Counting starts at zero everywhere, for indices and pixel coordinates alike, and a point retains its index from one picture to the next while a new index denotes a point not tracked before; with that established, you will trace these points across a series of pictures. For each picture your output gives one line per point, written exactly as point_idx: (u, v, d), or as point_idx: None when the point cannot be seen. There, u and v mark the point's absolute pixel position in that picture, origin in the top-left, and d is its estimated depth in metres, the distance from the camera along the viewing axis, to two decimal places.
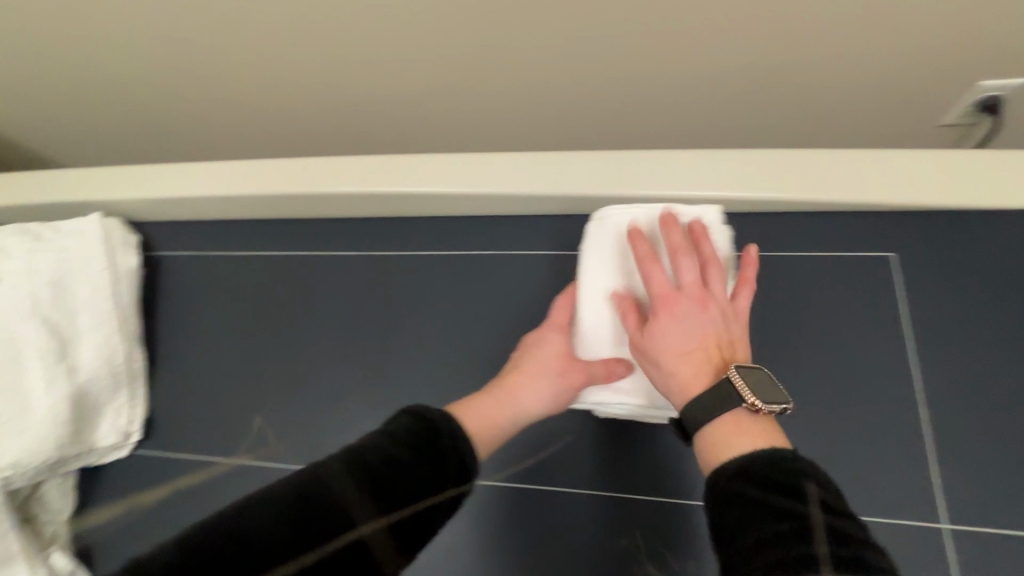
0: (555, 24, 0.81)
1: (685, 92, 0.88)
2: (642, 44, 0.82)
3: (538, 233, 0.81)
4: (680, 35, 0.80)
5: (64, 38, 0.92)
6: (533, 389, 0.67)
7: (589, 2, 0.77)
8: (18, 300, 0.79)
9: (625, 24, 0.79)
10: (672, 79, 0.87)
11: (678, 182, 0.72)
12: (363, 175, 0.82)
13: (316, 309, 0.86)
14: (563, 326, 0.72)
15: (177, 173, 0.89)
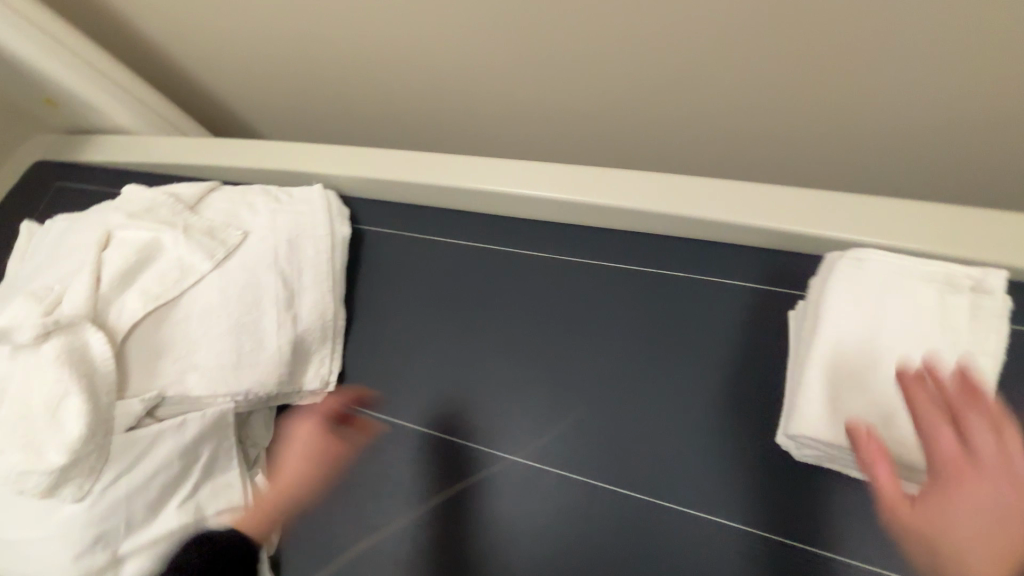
0: (808, 50, 0.73)
1: (941, 137, 0.78)
2: (907, 80, 0.72)
3: (755, 271, 0.73)
4: (959, 74, 0.69)
5: (304, 24, 1.00)
6: None
7: (857, 31, 0.69)
8: (261, 248, 0.83)
9: (893, 56, 0.70)
10: (929, 121, 0.76)
11: (952, 238, 0.61)
12: (574, 182, 0.79)
13: (491, 303, 0.85)
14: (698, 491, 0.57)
15: (387, 155, 0.93)
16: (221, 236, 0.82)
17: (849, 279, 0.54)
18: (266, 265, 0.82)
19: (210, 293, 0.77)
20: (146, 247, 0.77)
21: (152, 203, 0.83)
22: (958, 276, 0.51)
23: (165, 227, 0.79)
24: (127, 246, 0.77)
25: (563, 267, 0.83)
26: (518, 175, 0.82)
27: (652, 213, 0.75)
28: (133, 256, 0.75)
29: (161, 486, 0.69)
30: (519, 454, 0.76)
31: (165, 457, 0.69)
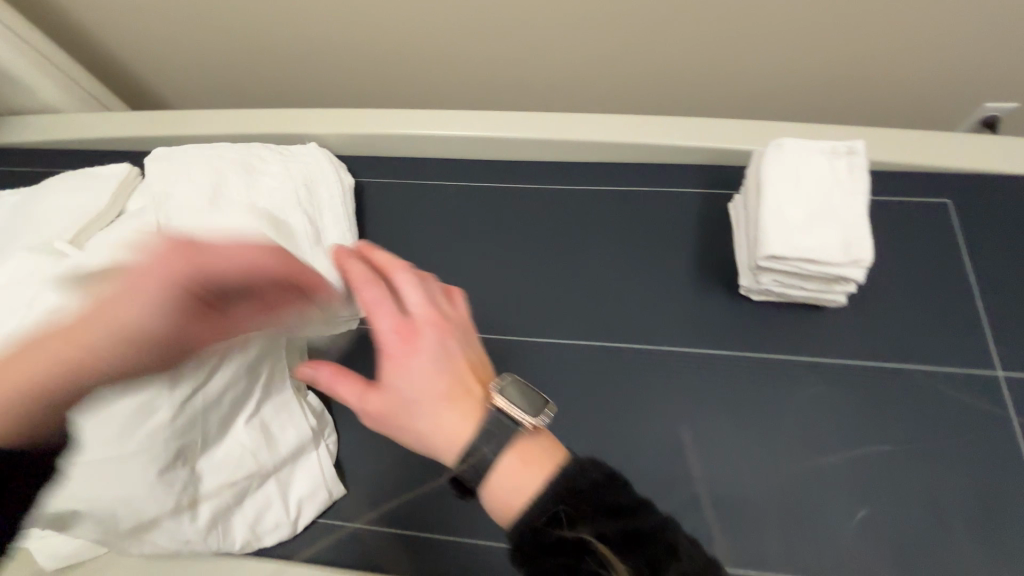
0: (707, 26, 1.02)
1: (790, 89, 1.11)
2: (771, 46, 1.03)
3: (698, 179, 0.97)
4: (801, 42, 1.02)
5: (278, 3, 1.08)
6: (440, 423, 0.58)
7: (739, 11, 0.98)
8: (284, 190, 0.89)
9: (763, 28, 1.01)
10: (782, 79, 1.10)
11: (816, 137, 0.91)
12: (552, 123, 0.98)
13: (489, 226, 1.00)
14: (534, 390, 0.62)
15: (379, 114, 1.04)
16: (245, 182, 0.88)
17: (776, 154, 0.79)
18: (293, 204, 0.88)
19: (248, 226, 0.82)
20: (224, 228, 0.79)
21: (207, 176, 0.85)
22: (839, 146, 0.79)
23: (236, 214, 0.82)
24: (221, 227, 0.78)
25: (545, 193, 1.01)
26: (505, 123, 1.00)
27: (616, 143, 0.97)
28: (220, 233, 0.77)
29: (231, 400, 0.73)
30: (543, 342, 0.89)
31: (234, 371, 0.72)
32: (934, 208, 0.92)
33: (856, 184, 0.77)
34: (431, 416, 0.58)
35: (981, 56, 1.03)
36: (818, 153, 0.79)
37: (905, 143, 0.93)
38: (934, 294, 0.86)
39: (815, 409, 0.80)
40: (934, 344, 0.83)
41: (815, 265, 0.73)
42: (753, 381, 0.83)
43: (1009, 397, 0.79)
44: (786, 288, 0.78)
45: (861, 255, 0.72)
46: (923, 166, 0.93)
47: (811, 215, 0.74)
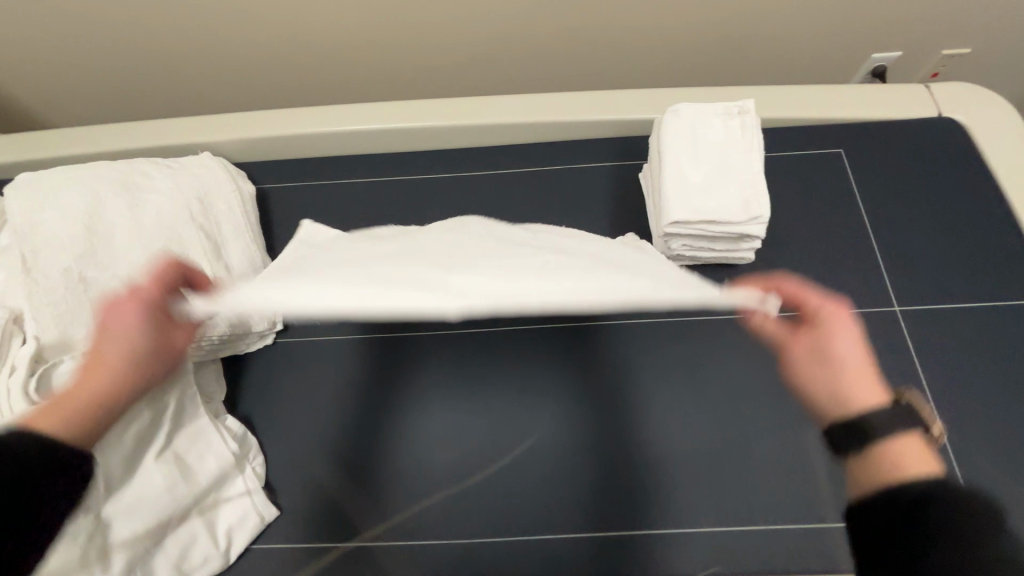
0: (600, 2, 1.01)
1: (689, 53, 1.14)
2: (663, 14, 1.05)
3: (607, 152, 0.98)
4: (691, 9, 1.04)
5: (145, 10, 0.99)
6: (847, 353, 0.59)
7: None
8: (173, 205, 0.83)
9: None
10: (680, 44, 1.12)
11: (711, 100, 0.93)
12: (456, 111, 0.97)
13: (405, 220, 0.97)
14: (845, 365, 0.58)
15: (276, 115, 0.99)
16: (125, 199, 0.81)
17: (673, 121, 0.80)
18: (185, 219, 0.82)
19: (134, 249, 0.76)
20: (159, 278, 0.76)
21: (83, 200, 0.78)
22: (730, 107, 0.80)
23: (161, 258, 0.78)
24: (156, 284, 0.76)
25: (459, 179, 0.99)
26: (412, 112, 0.98)
27: (525, 122, 0.96)
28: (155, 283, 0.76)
29: (134, 438, 0.68)
30: (470, 331, 0.87)
31: (133, 406, 0.68)
32: (826, 157, 0.96)
33: (747, 143, 0.79)
34: (852, 386, 0.57)
35: (856, 10, 1.09)
36: (712, 116, 0.80)
37: (797, 99, 0.97)
38: (833, 239, 0.91)
39: (739, 358, 0.82)
40: (836, 286, 0.87)
41: (716, 226, 0.75)
42: (677, 343, 0.84)
43: (905, 327, 0.84)
44: (696, 253, 0.81)
45: (759, 212, 0.74)
46: (813, 119, 0.97)
47: (707, 178, 0.76)
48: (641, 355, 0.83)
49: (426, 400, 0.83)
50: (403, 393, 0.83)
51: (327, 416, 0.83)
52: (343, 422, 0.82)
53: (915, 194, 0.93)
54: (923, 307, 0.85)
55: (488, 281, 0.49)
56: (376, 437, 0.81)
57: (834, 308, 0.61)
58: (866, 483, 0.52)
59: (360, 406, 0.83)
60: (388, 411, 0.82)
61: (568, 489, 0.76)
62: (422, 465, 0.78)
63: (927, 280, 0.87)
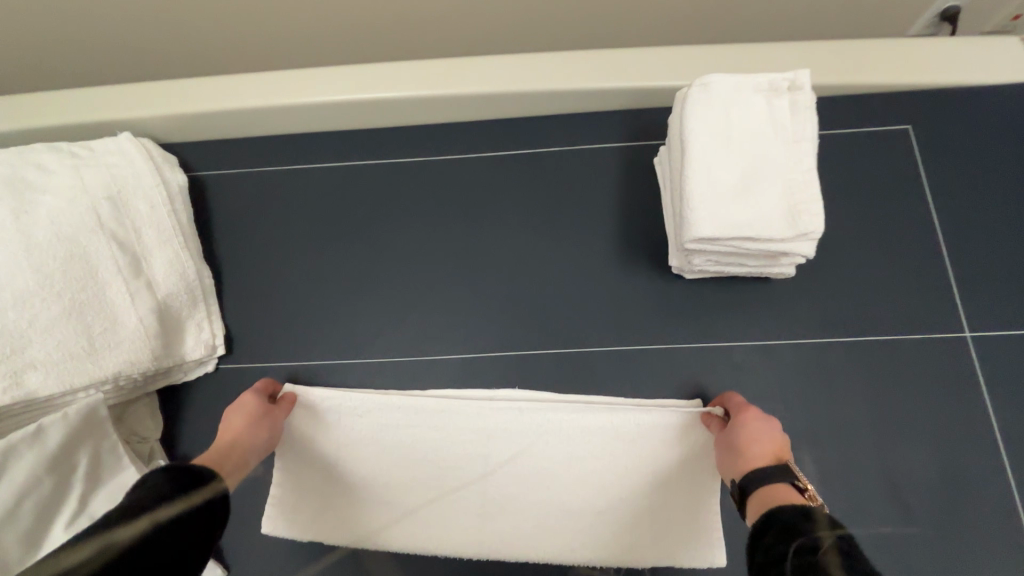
0: None
1: None
2: None
3: (618, 130, 0.79)
4: None
5: None
6: (761, 431, 0.59)
7: None
8: (74, 210, 0.67)
9: None
10: None
11: (750, 65, 0.73)
12: (427, 77, 0.77)
13: (371, 215, 0.81)
14: (755, 436, 0.59)
15: (206, 84, 0.80)
16: (10, 206, 0.65)
17: (700, 100, 0.61)
18: (91, 229, 0.67)
19: (21, 274, 0.62)
20: (56, 308, 0.62)
21: None
22: (778, 80, 0.60)
23: (57, 283, 0.63)
24: (51, 317, 0.62)
25: (435, 164, 0.81)
26: (372, 80, 0.77)
27: (516, 94, 0.77)
28: (50, 315, 0.62)
29: (34, 511, 0.57)
30: (450, 357, 0.74)
31: (28, 475, 0.57)
32: (891, 137, 0.77)
33: (796, 132, 0.60)
34: (752, 446, 0.58)
35: None
36: (753, 94, 0.61)
37: (863, 59, 0.75)
38: (894, 243, 0.74)
39: (766, 395, 0.70)
40: (893, 304, 0.72)
41: (752, 244, 0.59)
42: (693, 374, 0.71)
43: (975, 357, 0.69)
44: (723, 268, 0.65)
45: (810, 229, 0.57)
46: (883, 85, 0.76)
47: (744, 180, 0.59)
48: (649, 388, 0.71)
49: (416, 413, 0.71)
50: (392, 405, 0.72)
51: (304, 437, 0.73)
52: (328, 436, 0.72)
53: (1002, 185, 0.74)
54: (999, 333, 0.70)
55: (491, 514, 0.70)
56: (367, 452, 0.72)
57: (750, 406, 0.63)
58: (759, 505, 0.52)
59: (346, 418, 0.72)
60: (388, 431, 0.71)
61: (579, 513, 0.68)
62: (419, 482, 0.71)
63: (1008, 299, 0.71)
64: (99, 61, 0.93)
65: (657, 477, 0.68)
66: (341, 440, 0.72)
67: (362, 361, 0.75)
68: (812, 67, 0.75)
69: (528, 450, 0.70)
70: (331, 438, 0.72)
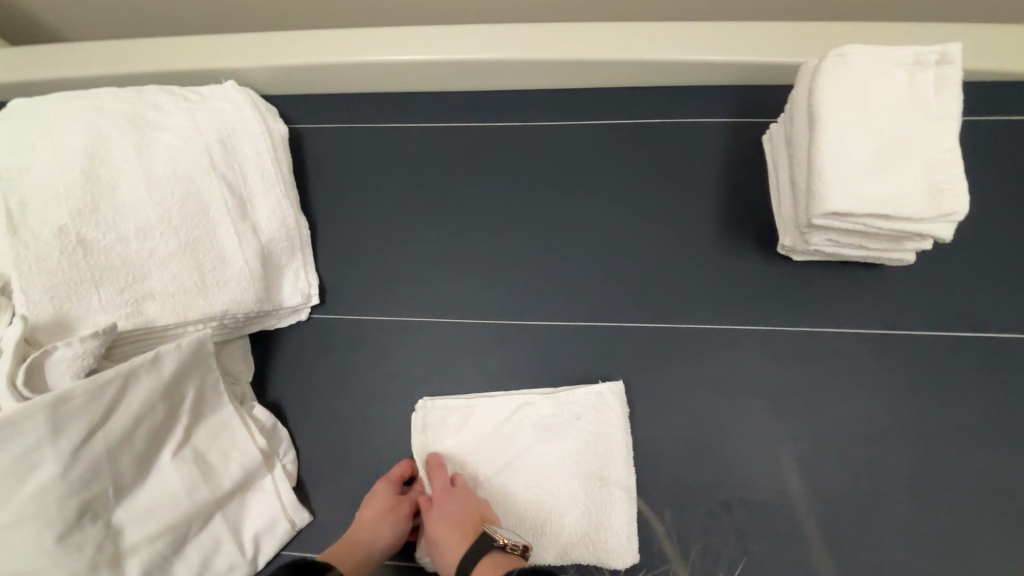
0: None
1: None
2: None
3: (723, 105, 0.77)
4: None
5: None
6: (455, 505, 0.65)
7: None
8: (190, 150, 0.68)
9: None
10: None
11: (876, 42, 0.70)
12: (533, 40, 0.76)
13: (464, 178, 0.80)
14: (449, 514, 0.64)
15: (311, 37, 0.80)
16: (132, 140, 0.66)
17: (836, 70, 0.59)
18: (204, 169, 0.68)
19: (142, 207, 0.63)
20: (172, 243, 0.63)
21: (85, 140, 0.64)
22: (925, 54, 0.57)
23: (174, 218, 0.64)
24: (169, 251, 0.63)
25: (531, 129, 0.80)
26: (476, 41, 0.77)
27: (623, 62, 0.75)
28: (168, 248, 0.63)
29: (148, 436, 0.58)
30: (538, 324, 0.73)
31: (145, 401, 0.58)
32: (1019, 128, 0.73)
33: (939, 109, 0.57)
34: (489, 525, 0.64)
35: None
36: (895, 66, 0.58)
37: (996, 43, 0.71)
38: (1016, 239, 0.70)
39: (871, 387, 0.67)
40: (1011, 302, 0.68)
41: (885, 223, 0.56)
42: (791, 358, 0.69)
43: None
44: (839, 250, 0.63)
45: (953, 209, 0.54)
46: (1017, 73, 0.72)
47: (881, 156, 0.56)
48: (742, 369, 0.69)
49: (515, 412, 0.69)
50: (492, 403, 0.70)
51: (391, 390, 0.73)
52: (426, 430, 0.70)
53: None
54: None
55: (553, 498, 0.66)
56: (467, 449, 0.69)
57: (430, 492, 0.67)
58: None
59: (446, 413, 0.70)
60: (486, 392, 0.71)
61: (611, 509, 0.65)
62: (513, 483, 0.67)
63: None
64: (201, 12, 0.95)
65: (748, 455, 0.66)
66: (438, 433, 0.70)
67: (449, 320, 0.75)
68: None
69: (599, 429, 0.68)
70: (429, 431, 0.70)
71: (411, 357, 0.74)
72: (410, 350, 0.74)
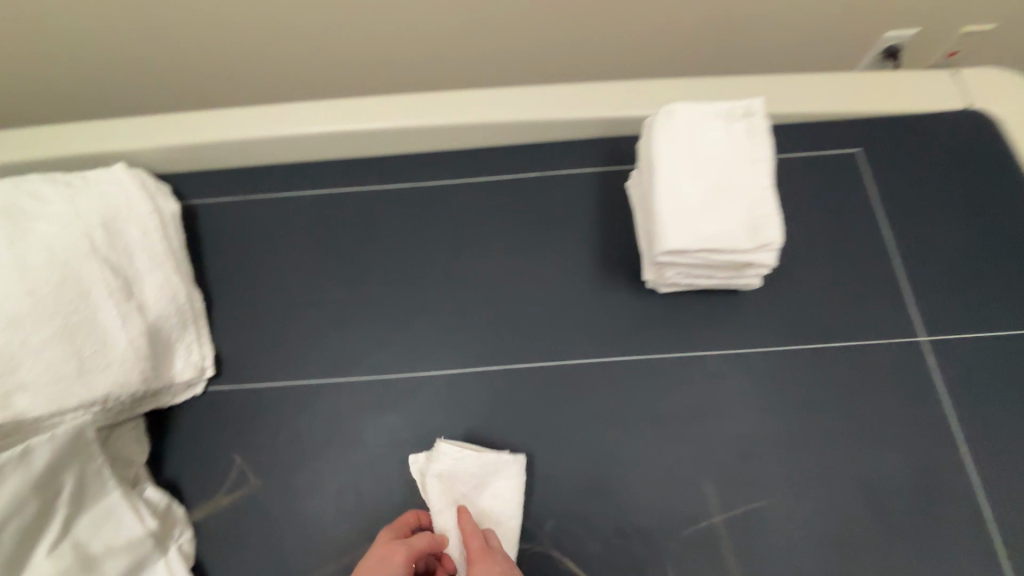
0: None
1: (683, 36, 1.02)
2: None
3: (591, 156, 0.84)
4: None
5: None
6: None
7: None
8: (67, 236, 0.69)
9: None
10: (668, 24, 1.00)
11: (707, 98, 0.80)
12: (413, 109, 0.83)
13: (358, 241, 0.83)
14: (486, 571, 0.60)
15: (203, 119, 0.85)
16: (5, 234, 0.67)
17: (665, 125, 0.67)
18: (84, 254, 0.68)
19: (13, 298, 0.63)
20: (45, 332, 0.63)
21: None
22: (735, 108, 0.66)
23: (47, 307, 0.64)
24: (43, 340, 0.63)
25: (418, 189, 0.85)
26: (361, 114, 0.83)
27: (495, 125, 0.82)
28: (40, 339, 0.63)
29: (18, 533, 0.58)
30: (434, 374, 0.76)
31: (13, 497, 0.57)
32: (840, 160, 0.84)
33: (756, 151, 0.65)
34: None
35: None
36: (715, 119, 0.67)
37: (806, 92, 0.84)
38: (850, 256, 0.79)
39: (743, 402, 0.73)
40: (852, 315, 0.76)
41: (718, 255, 0.63)
42: (665, 383, 0.74)
43: (932, 359, 0.74)
44: (693, 282, 0.69)
45: (769, 239, 0.62)
46: (830, 114, 0.84)
47: (710, 197, 0.64)
48: (625, 400, 0.73)
49: (500, 471, 0.68)
50: (495, 460, 0.68)
51: (290, 452, 0.73)
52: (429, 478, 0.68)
53: (942, 202, 0.81)
54: (949, 337, 0.74)
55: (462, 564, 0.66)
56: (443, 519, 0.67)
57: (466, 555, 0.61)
58: None
59: (457, 464, 0.68)
60: (386, 448, 0.73)
61: None
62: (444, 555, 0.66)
63: (954, 305, 0.76)
64: None
65: (636, 481, 0.70)
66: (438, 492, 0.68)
67: (345, 380, 0.76)
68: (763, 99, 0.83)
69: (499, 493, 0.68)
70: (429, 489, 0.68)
71: (311, 419, 0.74)
72: (309, 412, 0.75)
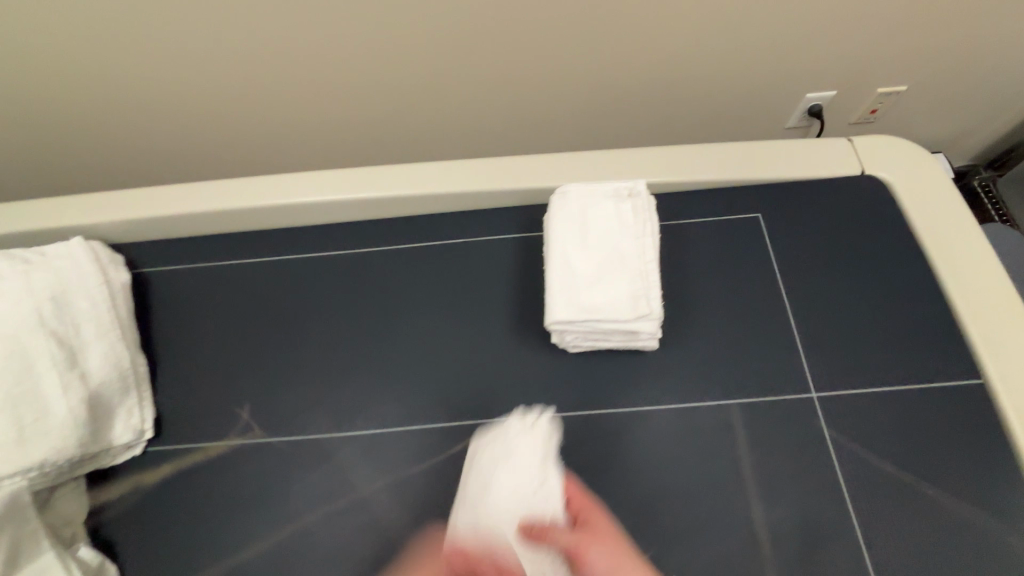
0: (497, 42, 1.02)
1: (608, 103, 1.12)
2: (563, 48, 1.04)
3: (510, 224, 0.92)
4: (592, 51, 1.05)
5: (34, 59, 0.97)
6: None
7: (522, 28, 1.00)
8: (18, 311, 0.75)
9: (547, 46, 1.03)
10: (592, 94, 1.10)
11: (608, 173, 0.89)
12: (346, 183, 0.91)
13: (295, 305, 0.90)
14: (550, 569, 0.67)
15: (156, 193, 0.93)
16: None
17: (558, 204, 0.74)
18: (32, 328, 0.75)
19: None
20: None
21: None
22: (621, 188, 0.74)
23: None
24: None
25: (352, 256, 0.92)
26: (299, 187, 0.92)
27: (420, 196, 0.90)
28: None
29: None
30: (355, 432, 0.81)
31: None
32: (739, 224, 0.90)
33: (643, 229, 0.72)
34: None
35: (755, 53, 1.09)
36: (603, 198, 0.74)
37: (705, 161, 0.91)
38: (748, 314, 0.85)
39: (645, 458, 0.77)
40: (749, 372, 0.81)
41: (604, 322, 0.68)
42: (568, 440, 0.78)
43: (823, 412, 0.78)
44: (591, 345, 0.75)
45: (648, 308, 0.68)
46: (728, 182, 0.91)
47: (597, 269, 0.70)
48: None
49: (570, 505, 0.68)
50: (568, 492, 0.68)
51: (219, 511, 0.77)
52: (486, 446, 0.70)
53: (834, 262, 0.87)
54: (838, 391, 0.79)
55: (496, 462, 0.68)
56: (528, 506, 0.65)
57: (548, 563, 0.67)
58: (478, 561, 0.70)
59: (520, 453, 0.67)
60: (306, 505, 0.77)
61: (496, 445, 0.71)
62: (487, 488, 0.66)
63: (844, 359, 0.81)
64: None
65: None
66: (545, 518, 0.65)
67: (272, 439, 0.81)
68: (664, 170, 0.91)
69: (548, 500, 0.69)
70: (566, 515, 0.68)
71: (239, 477, 0.79)
72: (236, 471, 0.80)
